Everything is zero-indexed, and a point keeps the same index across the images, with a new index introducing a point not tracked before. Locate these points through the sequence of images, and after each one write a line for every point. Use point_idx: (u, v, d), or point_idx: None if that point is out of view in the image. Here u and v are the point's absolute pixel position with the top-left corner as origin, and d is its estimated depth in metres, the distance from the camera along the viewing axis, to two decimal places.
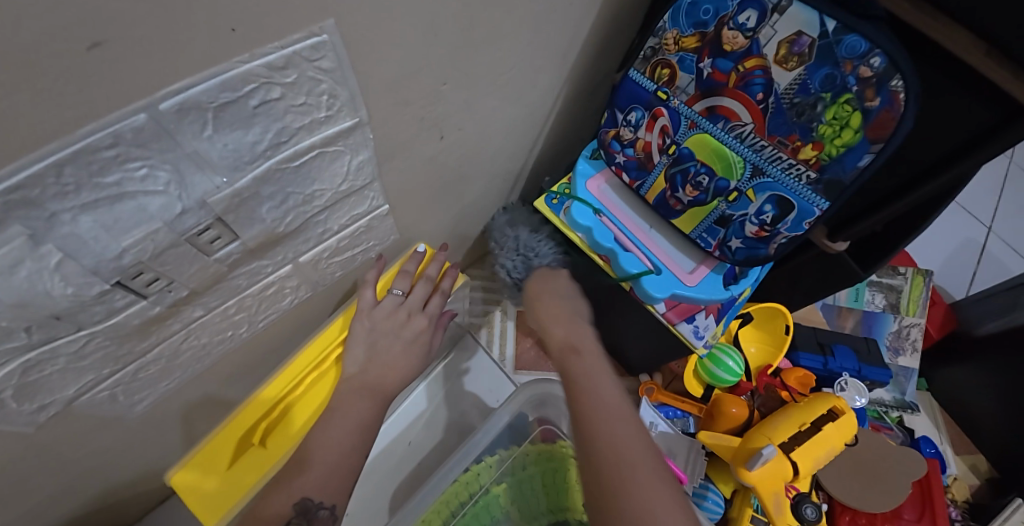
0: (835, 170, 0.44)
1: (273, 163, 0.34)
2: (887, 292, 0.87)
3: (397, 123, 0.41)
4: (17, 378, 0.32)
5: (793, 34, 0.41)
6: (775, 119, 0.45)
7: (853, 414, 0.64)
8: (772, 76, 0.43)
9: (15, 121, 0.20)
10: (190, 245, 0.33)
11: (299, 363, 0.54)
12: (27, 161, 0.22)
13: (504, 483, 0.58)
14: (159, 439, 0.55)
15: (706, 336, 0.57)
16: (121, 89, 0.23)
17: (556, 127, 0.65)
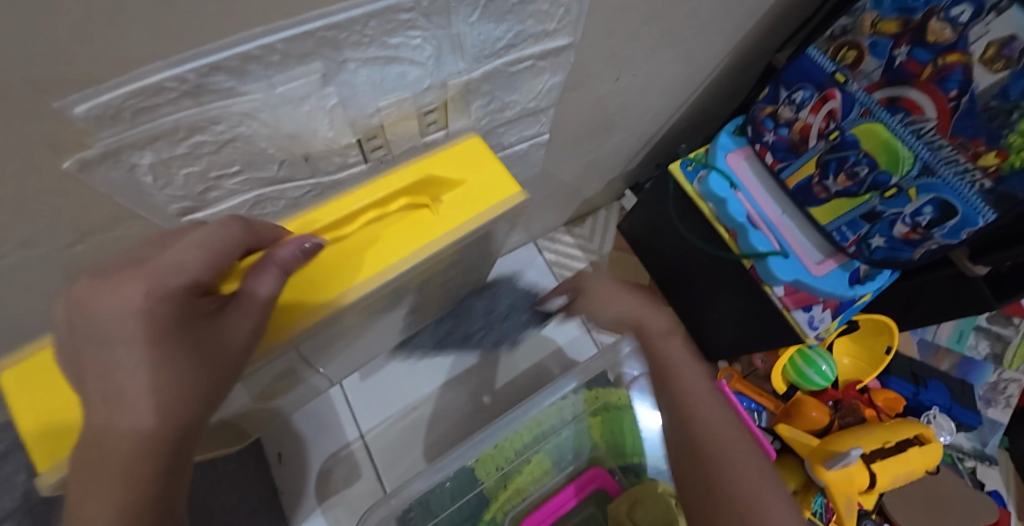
0: (1013, 185, 0.42)
1: (499, 63, 0.37)
2: (993, 341, 0.87)
3: (595, 54, 0.43)
4: (245, 209, 0.38)
5: (1006, 37, 0.38)
6: (963, 119, 0.43)
7: (939, 445, 0.67)
8: (972, 75, 0.42)
9: None
10: (416, 122, 0.37)
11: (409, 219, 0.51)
12: (352, 4, 0.26)
13: (598, 417, 0.58)
14: None
15: (820, 328, 0.58)
16: None
17: (704, 97, 0.66)
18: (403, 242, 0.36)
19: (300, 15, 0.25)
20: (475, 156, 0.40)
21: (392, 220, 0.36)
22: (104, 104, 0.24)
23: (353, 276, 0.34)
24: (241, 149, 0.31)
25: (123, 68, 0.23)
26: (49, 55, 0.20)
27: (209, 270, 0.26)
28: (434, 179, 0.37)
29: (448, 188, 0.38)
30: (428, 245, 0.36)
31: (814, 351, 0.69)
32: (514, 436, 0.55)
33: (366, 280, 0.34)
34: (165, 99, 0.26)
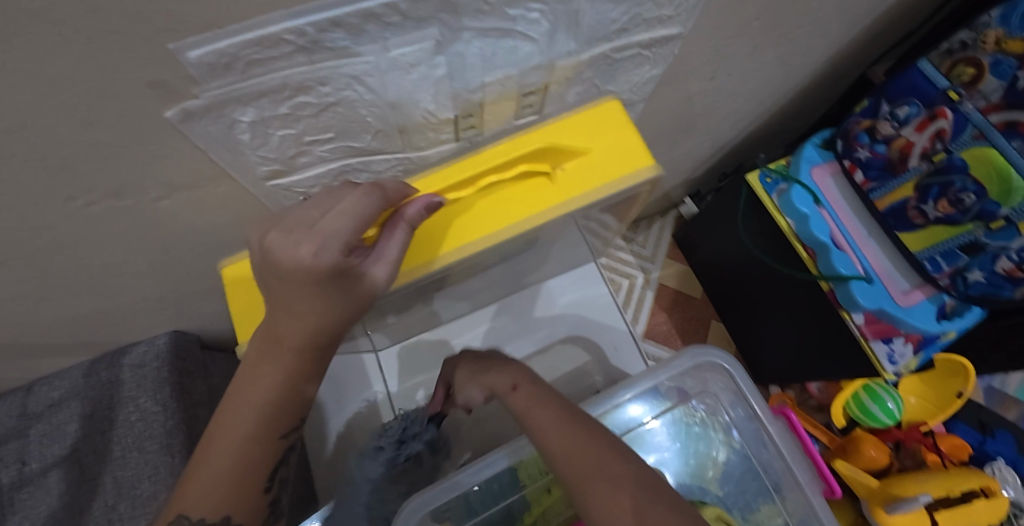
0: None
1: (607, 48, 0.35)
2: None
3: (698, 48, 0.40)
4: (328, 179, 0.36)
5: None
6: None
7: (1006, 500, 0.62)
8: None
9: None
10: (514, 102, 0.35)
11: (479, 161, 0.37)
12: None
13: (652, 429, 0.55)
14: None
15: (900, 364, 0.54)
16: None
17: (790, 105, 0.62)
18: (517, 210, 0.36)
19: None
20: (612, 120, 0.39)
21: (511, 185, 0.37)
22: (218, 51, 0.23)
23: (468, 237, 0.36)
24: (341, 114, 0.30)
25: (245, 12, 0.22)
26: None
27: (358, 232, 0.27)
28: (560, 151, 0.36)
29: (574, 157, 0.37)
30: (542, 216, 0.36)
31: (880, 387, 0.64)
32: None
33: (475, 243, 0.35)
34: (279, 52, 0.25)
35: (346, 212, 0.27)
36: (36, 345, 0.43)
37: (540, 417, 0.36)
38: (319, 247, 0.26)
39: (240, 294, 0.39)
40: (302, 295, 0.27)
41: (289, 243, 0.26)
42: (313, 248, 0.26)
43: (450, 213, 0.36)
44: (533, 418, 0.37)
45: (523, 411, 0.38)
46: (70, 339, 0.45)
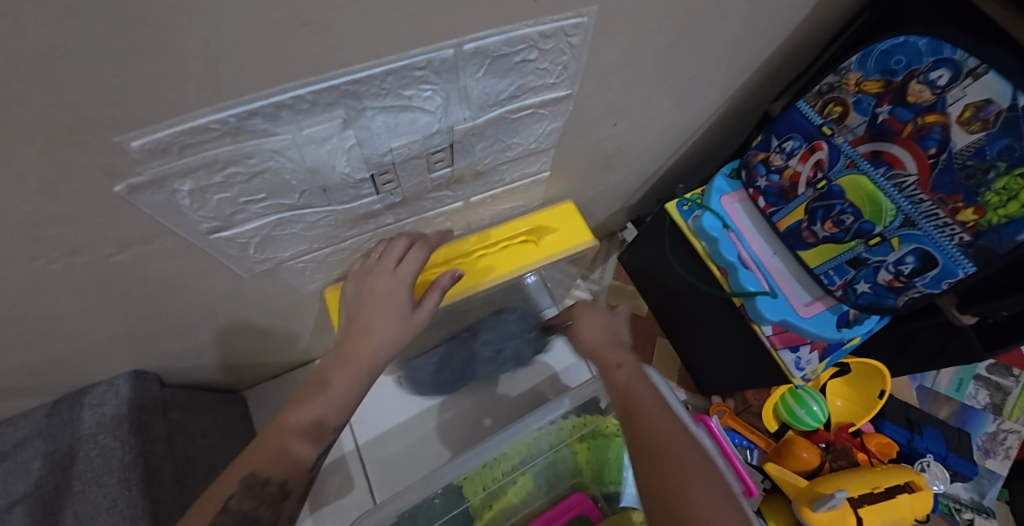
0: (990, 239, 0.43)
1: (502, 111, 0.41)
2: (993, 391, 0.87)
3: (591, 103, 0.47)
4: (267, 230, 0.41)
5: (981, 100, 0.41)
6: (942, 176, 0.45)
7: (929, 493, 0.67)
8: (949, 134, 0.44)
9: (379, 31, 0.28)
10: (425, 160, 0.41)
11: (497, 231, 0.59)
12: (370, 64, 0.31)
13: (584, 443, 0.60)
14: (288, 325, 0.64)
15: (807, 369, 0.59)
16: (448, 29, 0.31)
17: (702, 140, 0.69)
18: (516, 263, 0.58)
19: (327, 72, 0.30)
20: (567, 213, 0.62)
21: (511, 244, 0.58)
22: (156, 139, 0.29)
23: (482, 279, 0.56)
24: (268, 179, 0.35)
25: (174, 110, 0.28)
26: (117, 98, 0.25)
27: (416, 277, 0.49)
28: (542, 226, 0.59)
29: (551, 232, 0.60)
30: (527, 268, 0.58)
31: (805, 392, 0.69)
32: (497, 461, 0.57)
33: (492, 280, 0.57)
34: (208, 137, 0.30)
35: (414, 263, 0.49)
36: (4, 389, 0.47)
37: (637, 386, 0.46)
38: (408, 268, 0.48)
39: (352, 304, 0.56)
40: (382, 316, 0.47)
41: (386, 271, 0.48)
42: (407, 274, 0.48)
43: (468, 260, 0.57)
44: (623, 394, 0.46)
45: (624, 383, 0.48)
46: (40, 381, 0.49)
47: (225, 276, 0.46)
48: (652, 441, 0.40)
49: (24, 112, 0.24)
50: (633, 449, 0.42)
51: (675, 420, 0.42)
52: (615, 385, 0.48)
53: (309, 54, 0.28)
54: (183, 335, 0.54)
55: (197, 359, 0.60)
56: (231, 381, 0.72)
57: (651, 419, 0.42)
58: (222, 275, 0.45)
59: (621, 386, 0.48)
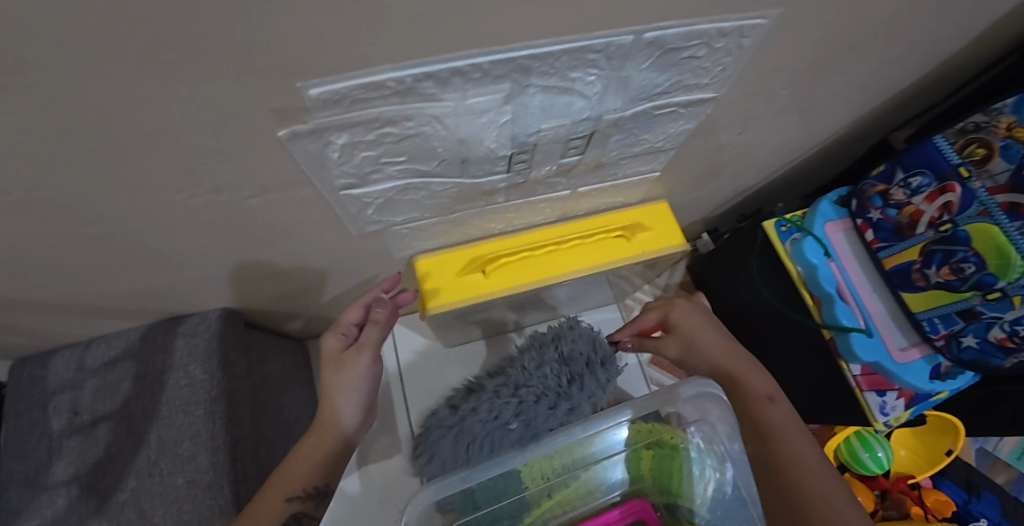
0: None
1: (648, 106, 0.39)
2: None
3: (729, 110, 0.44)
4: (392, 193, 0.41)
5: None
6: None
7: None
8: None
9: (578, 8, 0.27)
10: (562, 145, 0.39)
11: (580, 225, 0.56)
12: (554, 41, 0.29)
13: (650, 450, 0.60)
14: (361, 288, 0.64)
15: (890, 416, 0.57)
16: (639, 13, 0.29)
17: (812, 162, 0.65)
18: (578, 262, 0.56)
19: (511, 43, 0.29)
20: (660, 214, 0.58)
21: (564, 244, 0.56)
22: (334, 89, 0.29)
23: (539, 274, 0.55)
24: (416, 144, 0.35)
25: (361, 64, 0.27)
26: (313, 43, 0.24)
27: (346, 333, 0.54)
28: (638, 223, 0.57)
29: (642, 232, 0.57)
30: (587, 269, 0.56)
31: (872, 437, 0.67)
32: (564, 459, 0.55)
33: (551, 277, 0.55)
34: (379, 94, 0.30)
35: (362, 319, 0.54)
36: (109, 308, 0.49)
37: (795, 440, 0.50)
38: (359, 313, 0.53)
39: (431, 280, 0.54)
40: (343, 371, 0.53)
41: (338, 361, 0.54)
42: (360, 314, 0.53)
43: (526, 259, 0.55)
44: (782, 445, 0.50)
45: (781, 420, 0.52)
46: (134, 304, 0.50)
47: (333, 231, 0.46)
48: (784, 461, 0.50)
49: (234, 45, 0.23)
50: (756, 461, 0.52)
51: (818, 470, 0.48)
52: (766, 423, 0.52)
53: (504, 23, 0.27)
54: (270, 282, 0.54)
55: (274, 307, 0.61)
56: (294, 332, 0.73)
57: (788, 448, 0.50)
58: (331, 230, 0.45)
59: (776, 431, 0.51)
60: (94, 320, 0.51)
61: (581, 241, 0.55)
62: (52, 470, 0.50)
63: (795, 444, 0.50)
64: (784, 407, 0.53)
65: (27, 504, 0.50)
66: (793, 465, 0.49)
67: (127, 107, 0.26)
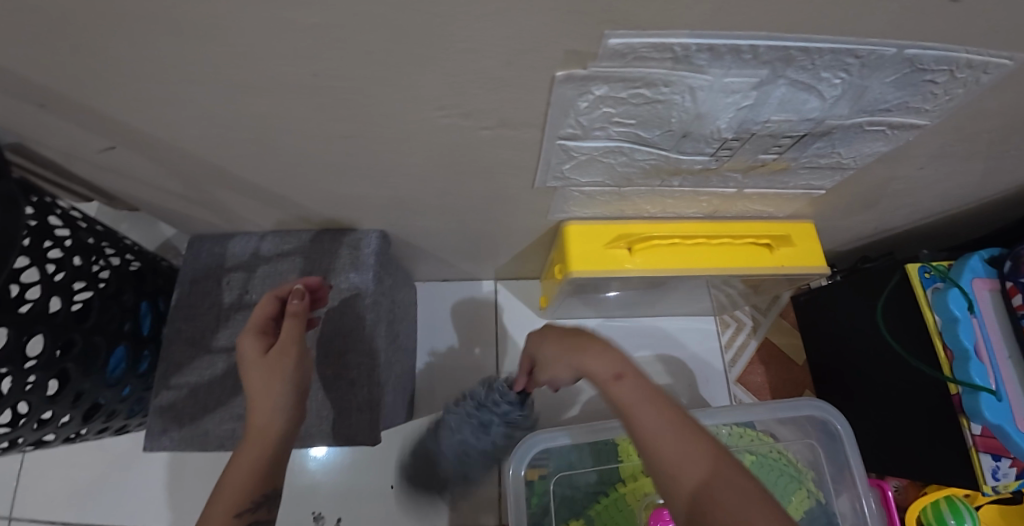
0: None
1: (864, 120, 0.41)
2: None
3: (927, 141, 0.45)
4: (598, 153, 0.44)
5: None
6: None
7: None
8: None
9: (876, 13, 0.29)
10: (771, 140, 0.42)
11: (728, 227, 0.58)
12: (832, 39, 0.32)
13: (751, 455, 0.58)
14: (495, 243, 0.68)
15: (1001, 481, 0.55)
16: (921, 28, 0.31)
17: (965, 217, 0.64)
18: (718, 261, 0.58)
19: (796, 34, 0.31)
20: (806, 234, 0.60)
21: (709, 241, 0.59)
22: (629, 43, 0.32)
23: (681, 264, 0.58)
24: (657, 109, 0.38)
25: (665, 26, 0.30)
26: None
27: (256, 340, 0.49)
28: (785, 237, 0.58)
29: (785, 246, 0.59)
30: (726, 270, 0.58)
31: (963, 506, 0.65)
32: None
33: (694, 270, 0.58)
34: (659, 56, 0.33)
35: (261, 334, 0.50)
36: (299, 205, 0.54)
37: (644, 406, 0.38)
38: (256, 347, 0.48)
39: (577, 247, 0.57)
40: (257, 375, 0.47)
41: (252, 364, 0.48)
42: (257, 349, 0.48)
43: (673, 247, 0.58)
44: (633, 422, 0.37)
45: (629, 404, 0.39)
46: (317, 207, 0.55)
47: (521, 178, 0.49)
48: (642, 436, 0.36)
49: None
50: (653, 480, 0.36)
51: (677, 420, 0.36)
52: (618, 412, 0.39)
53: (807, 14, 0.29)
54: (431, 216, 0.58)
55: (420, 241, 0.65)
56: (412, 271, 0.78)
57: (647, 416, 0.37)
58: (520, 176, 0.49)
59: (627, 412, 0.38)
60: (278, 212, 0.56)
61: (723, 241, 0.58)
62: (218, 335, 0.56)
63: (652, 418, 0.37)
64: (613, 356, 0.43)
65: (190, 360, 0.55)
66: (660, 451, 0.35)
67: (473, 24, 0.29)
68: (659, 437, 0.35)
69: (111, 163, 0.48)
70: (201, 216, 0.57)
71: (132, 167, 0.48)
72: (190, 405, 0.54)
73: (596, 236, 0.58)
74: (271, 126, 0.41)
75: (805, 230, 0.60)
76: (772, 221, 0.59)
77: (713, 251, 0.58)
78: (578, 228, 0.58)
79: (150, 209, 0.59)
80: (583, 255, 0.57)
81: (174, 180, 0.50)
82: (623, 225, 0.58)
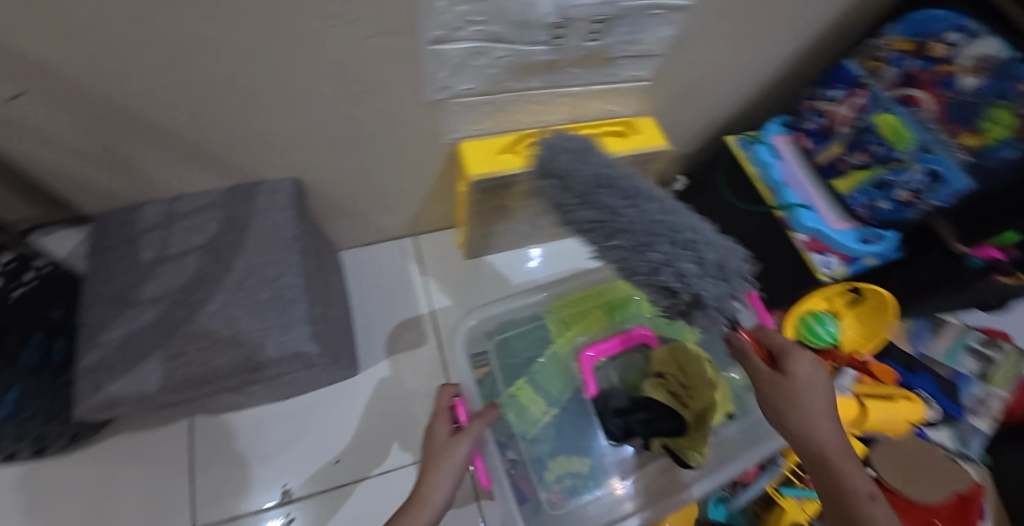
0: (985, 156, 0.60)
1: (647, 4, 0.57)
2: (981, 361, 0.94)
3: (699, 20, 0.63)
4: (466, 57, 0.56)
5: (984, 54, 0.59)
6: (953, 110, 0.62)
7: (920, 405, 0.77)
8: (960, 79, 0.61)
9: None
10: (586, 25, 0.56)
11: (589, 124, 0.73)
12: None
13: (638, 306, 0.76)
14: (407, 181, 0.76)
15: (831, 269, 0.73)
16: None
17: (760, 98, 0.85)
18: (587, 150, 0.72)
19: None
20: (648, 124, 0.77)
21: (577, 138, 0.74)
22: None
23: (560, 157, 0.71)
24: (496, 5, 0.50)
25: None
26: None
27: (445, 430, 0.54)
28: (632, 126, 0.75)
29: (635, 133, 0.75)
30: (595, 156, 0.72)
31: (821, 314, 0.83)
32: (578, 303, 0.75)
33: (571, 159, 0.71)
34: None
35: (446, 435, 0.53)
36: (209, 152, 0.58)
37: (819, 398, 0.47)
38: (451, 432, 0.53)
39: (472, 156, 0.69)
40: (444, 455, 0.50)
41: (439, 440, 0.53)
42: (445, 430, 0.54)
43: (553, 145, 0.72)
44: (797, 412, 0.46)
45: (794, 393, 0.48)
46: (231, 152, 0.60)
47: (411, 92, 0.59)
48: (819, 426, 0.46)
49: None
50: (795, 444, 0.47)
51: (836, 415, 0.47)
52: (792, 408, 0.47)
53: None
54: (340, 153, 0.66)
55: (337, 186, 0.72)
56: (334, 232, 0.83)
57: (817, 414, 0.46)
58: (411, 90, 0.59)
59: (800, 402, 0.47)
60: (189, 165, 0.60)
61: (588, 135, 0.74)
62: (142, 289, 0.57)
63: (819, 408, 0.46)
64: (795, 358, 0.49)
65: (116, 316, 0.56)
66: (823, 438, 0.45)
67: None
68: (817, 414, 0.46)
69: (11, 113, 0.47)
70: (108, 180, 0.58)
71: (33, 120, 0.48)
72: (124, 356, 0.54)
73: (487, 145, 0.69)
74: (180, 50, 0.45)
75: (645, 120, 0.78)
76: (618, 119, 0.76)
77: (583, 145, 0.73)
78: (471, 143, 0.70)
79: (46, 185, 0.58)
80: (479, 161, 0.68)
81: (81, 135, 0.52)
82: (505, 135, 0.71)
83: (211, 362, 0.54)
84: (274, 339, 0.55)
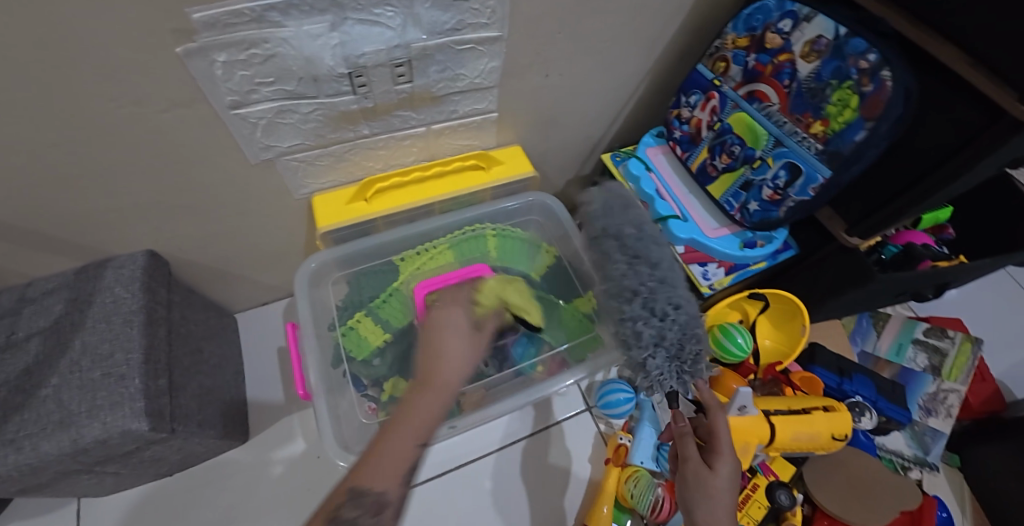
0: (836, 143, 0.56)
1: (450, 41, 0.57)
2: (931, 353, 0.87)
3: (520, 49, 0.62)
4: (272, 116, 0.57)
5: (815, 37, 0.55)
6: (795, 100, 0.59)
7: (843, 416, 0.69)
8: (797, 67, 0.58)
9: None
10: (389, 69, 0.56)
11: (446, 163, 0.73)
12: None
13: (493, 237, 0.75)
14: (277, 236, 0.77)
15: (712, 279, 0.71)
16: None
17: (635, 111, 0.83)
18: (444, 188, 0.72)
19: None
20: (513, 153, 0.77)
21: (435, 178, 0.73)
22: (209, 14, 0.44)
23: (416, 196, 0.71)
24: (277, 64, 0.51)
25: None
26: None
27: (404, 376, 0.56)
28: (492, 158, 0.74)
29: (496, 163, 0.75)
30: (453, 192, 0.72)
31: (730, 326, 0.77)
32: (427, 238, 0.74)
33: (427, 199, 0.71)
34: (239, 20, 0.45)
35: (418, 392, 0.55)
36: (45, 237, 0.60)
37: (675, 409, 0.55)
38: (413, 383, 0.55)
39: (321, 206, 0.69)
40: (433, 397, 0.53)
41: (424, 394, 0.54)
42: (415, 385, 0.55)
43: (409, 188, 0.72)
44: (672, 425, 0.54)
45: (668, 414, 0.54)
46: (69, 235, 0.61)
47: (235, 156, 0.60)
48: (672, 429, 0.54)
49: None
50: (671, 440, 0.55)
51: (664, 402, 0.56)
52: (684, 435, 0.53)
53: None
54: (187, 221, 0.67)
55: (201, 251, 0.73)
56: (223, 294, 0.84)
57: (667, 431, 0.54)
58: (234, 154, 0.60)
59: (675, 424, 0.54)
60: (29, 251, 0.62)
61: (446, 172, 0.73)
62: None
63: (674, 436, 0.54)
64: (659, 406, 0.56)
65: None
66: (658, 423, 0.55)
67: (77, 18, 0.39)
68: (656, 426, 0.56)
69: None
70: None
71: None
72: None
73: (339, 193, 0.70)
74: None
75: (509, 149, 0.77)
76: (477, 150, 0.75)
77: (441, 183, 0.73)
78: (322, 195, 0.70)
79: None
80: (328, 210, 0.68)
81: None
82: (358, 182, 0.71)
83: (37, 446, 0.54)
84: (104, 418, 0.55)
